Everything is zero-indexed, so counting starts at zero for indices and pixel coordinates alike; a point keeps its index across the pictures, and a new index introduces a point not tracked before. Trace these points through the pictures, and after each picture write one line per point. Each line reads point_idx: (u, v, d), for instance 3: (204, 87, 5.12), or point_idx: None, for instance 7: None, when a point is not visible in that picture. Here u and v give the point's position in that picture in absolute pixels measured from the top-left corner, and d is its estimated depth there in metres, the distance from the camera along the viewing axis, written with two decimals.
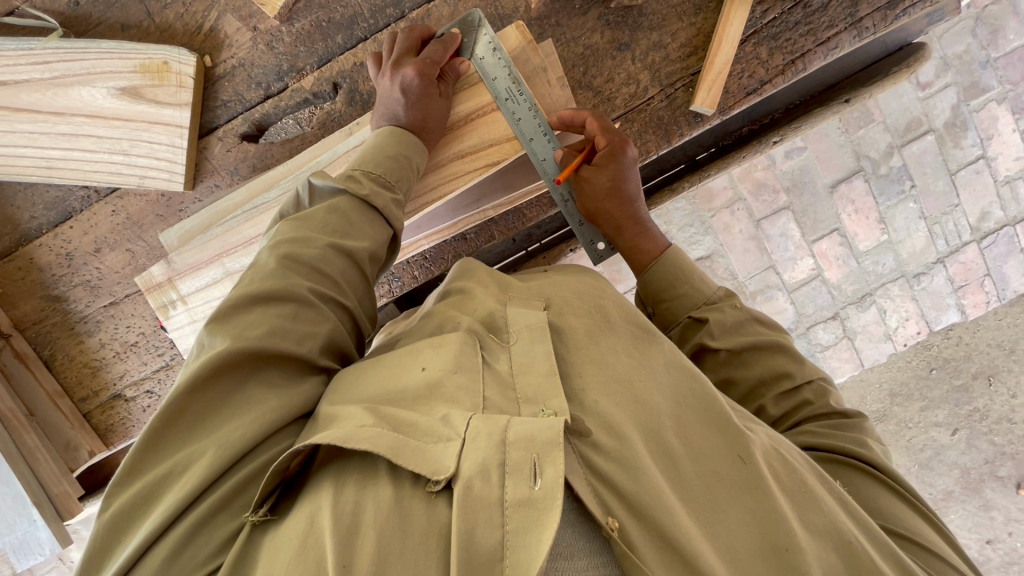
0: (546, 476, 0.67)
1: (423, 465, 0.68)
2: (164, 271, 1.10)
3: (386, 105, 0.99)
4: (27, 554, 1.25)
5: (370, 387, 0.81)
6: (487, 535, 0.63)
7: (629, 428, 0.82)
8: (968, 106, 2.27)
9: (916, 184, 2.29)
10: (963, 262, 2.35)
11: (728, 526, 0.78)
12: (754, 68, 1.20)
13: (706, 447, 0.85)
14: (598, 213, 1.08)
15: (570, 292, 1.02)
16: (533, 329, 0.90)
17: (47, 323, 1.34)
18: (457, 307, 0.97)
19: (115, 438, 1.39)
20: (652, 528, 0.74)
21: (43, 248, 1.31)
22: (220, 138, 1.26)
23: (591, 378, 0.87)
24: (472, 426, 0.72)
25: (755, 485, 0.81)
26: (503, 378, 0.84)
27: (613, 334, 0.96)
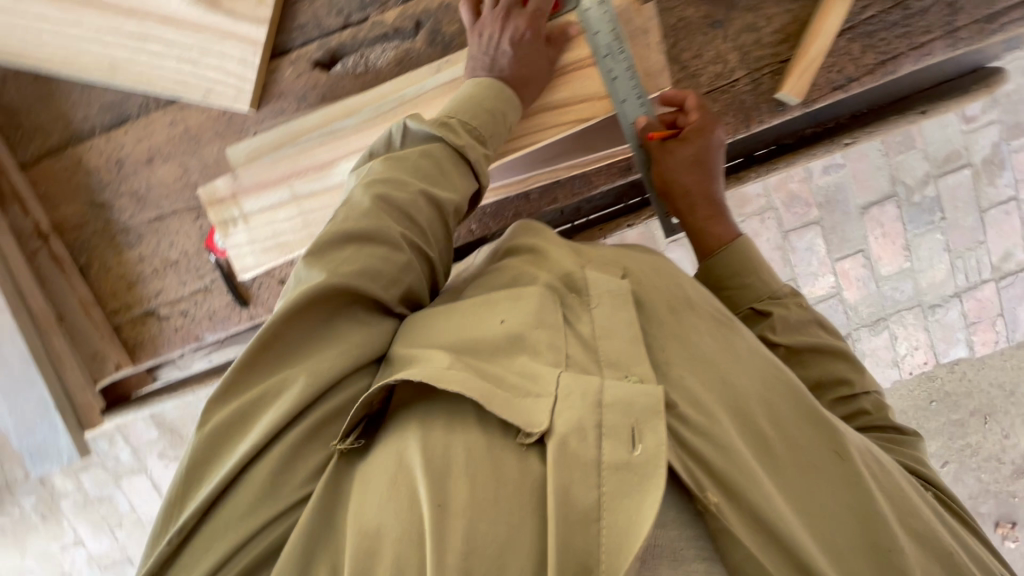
0: (646, 443, 0.64)
1: (517, 416, 0.66)
2: (229, 186, 1.12)
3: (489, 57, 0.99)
4: (43, 459, 1.27)
5: (448, 334, 0.76)
6: (584, 494, 0.62)
7: (723, 416, 0.75)
8: (1008, 146, 2.23)
9: (946, 217, 2.28)
10: (978, 298, 2.36)
11: (825, 521, 0.75)
12: (844, 64, 1.19)
13: (802, 440, 0.79)
14: (676, 184, 1.06)
15: (650, 266, 0.93)
16: (615, 296, 0.81)
17: (86, 229, 1.29)
18: (534, 262, 0.89)
19: (143, 354, 1.32)
20: (756, 520, 0.70)
21: (93, 150, 1.27)
22: (292, 62, 1.23)
23: (677, 356, 0.80)
24: (562, 382, 0.69)
25: (853, 482, 0.76)
26: (584, 338, 0.77)
27: (699, 313, 0.87)
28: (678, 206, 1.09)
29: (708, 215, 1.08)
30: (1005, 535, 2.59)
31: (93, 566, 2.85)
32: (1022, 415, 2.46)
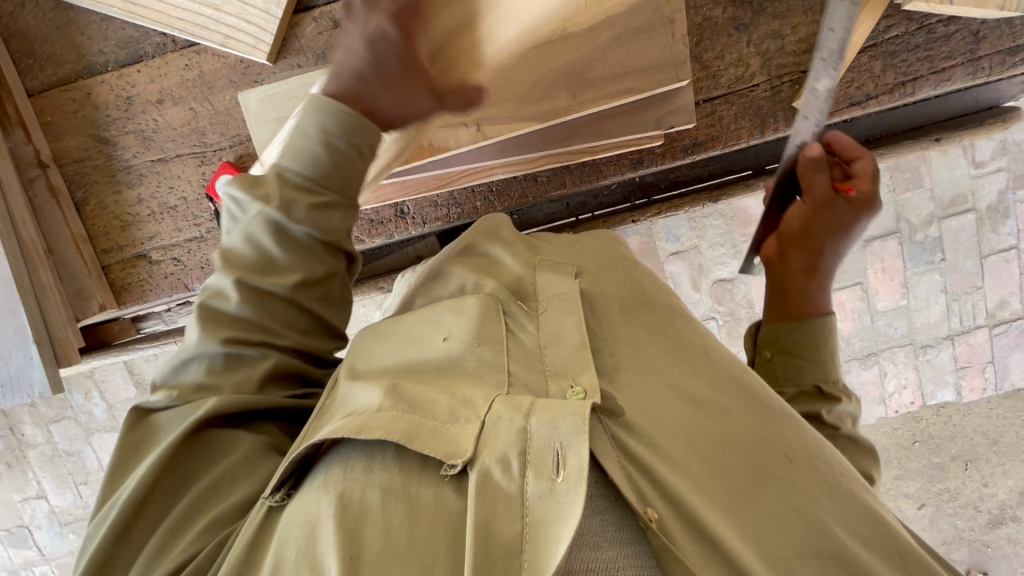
0: (568, 467, 0.61)
1: (441, 448, 0.65)
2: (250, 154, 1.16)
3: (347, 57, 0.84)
4: (13, 391, 1.21)
5: (389, 357, 0.79)
6: (507, 527, 0.60)
7: (660, 412, 0.76)
8: (1015, 195, 2.13)
9: (946, 259, 2.17)
10: (969, 343, 2.25)
11: (768, 521, 0.71)
12: (863, 80, 1.19)
13: (749, 437, 0.77)
14: (807, 237, 1.01)
15: (606, 264, 0.96)
16: (564, 298, 0.84)
17: (88, 164, 1.28)
18: (484, 272, 0.90)
19: (129, 298, 1.31)
20: (687, 517, 0.67)
21: (104, 85, 1.25)
22: (315, 19, 1.22)
23: (624, 357, 0.82)
24: (493, 410, 0.67)
25: (796, 484, 0.74)
26: (529, 350, 0.78)
27: (647, 312, 0.89)
28: (794, 257, 1.05)
29: (815, 282, 1.08)
30: None
31: (52, 522, 2.78)
32: (1003, 464, 2.43)
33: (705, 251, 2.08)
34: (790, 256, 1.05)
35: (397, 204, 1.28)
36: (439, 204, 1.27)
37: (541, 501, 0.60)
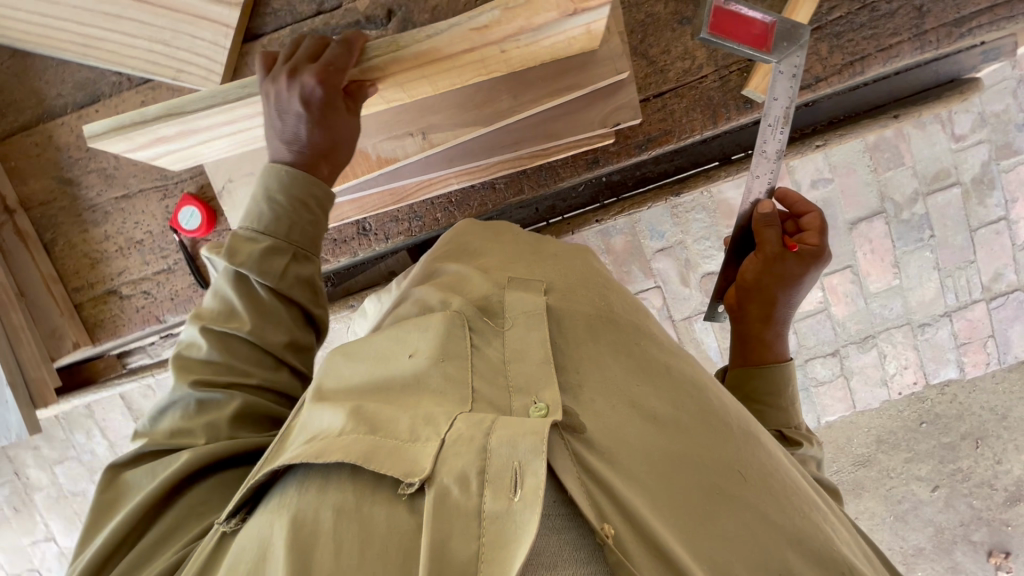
0: (526, 486, 0.57)
1: (398, 466, 0.61)
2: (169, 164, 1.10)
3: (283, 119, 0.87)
4: None
5: (356, 379, 0.74)
6: (462, 545, 0.55)
7: (620, 429, 0.70)
8: (998, 165, 2.06)
9: (936, 235, 2.12)
10: (968, 318, 2.20)
11: (724, 539, 0.65)
12: (811, 63, 1.19)
13: (706, 455, 0.71)
14: (763, 291, 1.06)
15: (570, 278, 0.90)
16: (529, 315, 0.79)
17: (54, 205, 1.30)
18: (451, 291, 0.85)
19: (103, 335, 1.33)
20: (648, 538, 0.61)
21: (64, 127, 1.28)
22: (265, 46, 1.24)
23: (589, 375, 0.75)
24: (454, 428, 0.63)
25: (753, 500, 0.69)
26: (493, 363, 0.73)
27: (613, 330, 0.83)
28: (749, 309, 1.09)
29: (774, 335, 1.10)
30: (999, 566, 2.46)
31: (65, 564, 2.79)
32: (1015, 439, 2.35)
33: (690, 245, 2.06)
34: (748, 308, 1.09)
35: (358, 221, 1.30)
36: (402, 217, 1.29)
37: (497, 522, 0.56)
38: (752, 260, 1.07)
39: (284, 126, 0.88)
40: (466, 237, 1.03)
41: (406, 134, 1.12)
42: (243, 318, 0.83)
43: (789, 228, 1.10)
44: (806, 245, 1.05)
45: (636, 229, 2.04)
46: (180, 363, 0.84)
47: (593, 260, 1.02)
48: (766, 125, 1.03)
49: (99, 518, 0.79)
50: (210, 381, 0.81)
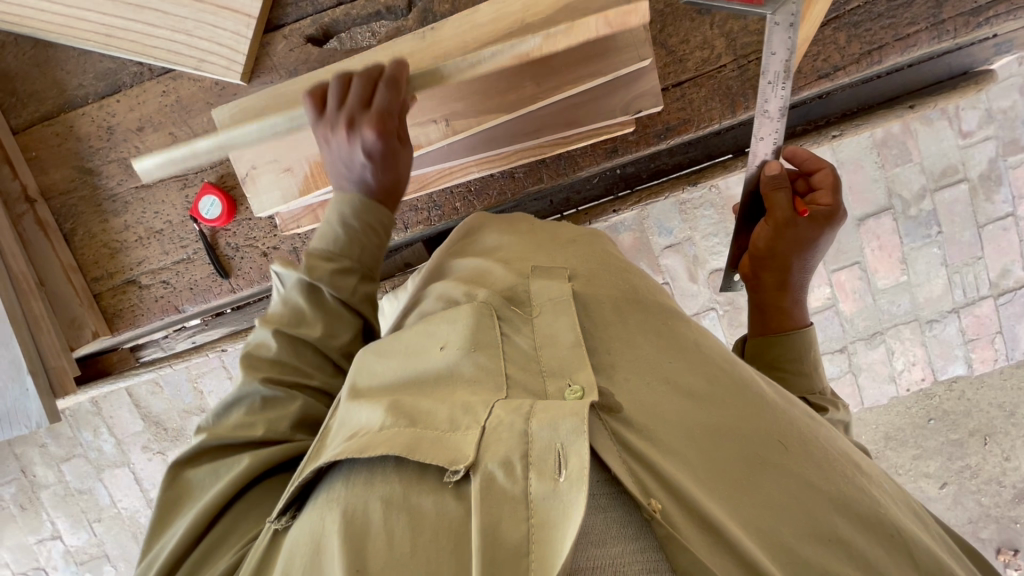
0: (571, 467, 0.57)
1: (441, 455, 0.61)
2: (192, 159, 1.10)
3: (349, 162, 0.96)
4: (10, 424, 1.22)
5: (390, 373, 0.75)
6: (513, 529, 0.55)
7: (657, 407, 0.70)
8: (1005, 162, 2.07)
9: (943, 231, 2.13)
10: (975, 314, 2.20)
11: (771, 509, 0.65)
12: (830, 53, 1.20)
13: (744, 427, 0.71)
14: (778, 256, 1.06)
15: (592, 263, 0.90)
16: (556, 303, 0.78)
17: (74, 195, 1.30)
18: (474, 283, 0.85)
19: (120, 325, 1.33)
20: (697, 513, 0.60)
21: (86, 117, 1.28)
22: (286, 36, 1.25)
23: (619, 355, 0.75)
24: (494, 414, 0.63)
25: (796, 469, 0.69)
26: (523, 351, 0.73)
27: (640, 309, 0.83)
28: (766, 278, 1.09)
29: (790, 303, 1.11)
30: (1007, 564, 2.45)
31: (68, 563, 2.77)
32: None
33: (699, 241, 2.07)
34: (764, 276, 1.09)
35: None
36: (421, 207, 1.29)
37: (544, 503, 0.56)
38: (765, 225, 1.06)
39: (351, 170, 0.97)
40: (489, 224, 1.04)
41: (429, 121, 1.13)
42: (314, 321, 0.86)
43: (800, 186, 1.08)
44: (821, 206, 1.04)
45: (645, 224, 2.06)
46: (247, 362, 0.85)
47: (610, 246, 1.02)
48: (768, 79, 1.01)
49: (162, 516, 0.80)
50: (276, 380, 0.83)
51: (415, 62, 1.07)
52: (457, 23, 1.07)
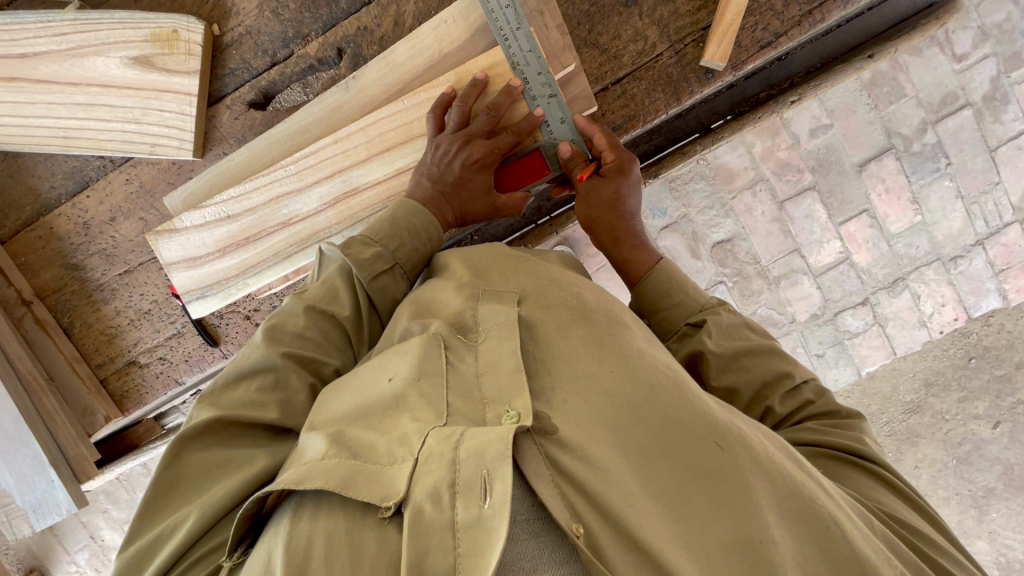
0: (496, 492, 0.54)
1: (373, 491, 0.58)
2: (178, 255, 1.12)
3: (425, 166, 0.98)
4: (45, 514, 1.30)
5: (342, 407, 0.72)
6: (438, 561, 0.53)
7: (595, 425, 0.66)
8: (1009, 78, 1.81)
9: (953, 161, 1.87)
10: (1002, 243, 1.92)
11: (701, 523, 0.62)
12: (768, 20, 1.15)
13: (679, 438, 0.66)
14: (596, 219, 0.99)
15: (546, 279, 0.82)
16: (504, 326, 0.74)
17: (66, 291, 1.38)
18: (428, 312, 0.80)
19: (130, 404, 1.41)
20: (620, 530, 0.60)
21: (62, 217, 1.35)
22: (229, 106, 1.28)
23: (561, 375, 0.71)
24: (426, 444, 0.60)
25: (742, 481, 0.64)
26: (467, 377, 0.70)
27: (587, 321, 0.77)
28: (602, 242, 1.00)
29: (626, 251, 0.99)
30: None
31: None
32: None
33: (695, 217, 1.93)
34: (598, 241, 1.01)
35: None
36: None
37: (470, 531, 0.53)
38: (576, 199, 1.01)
39: (432, 174, 0.97)
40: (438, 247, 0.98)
41: (363, 162, 1.05)
42: (344, 306, 0.89)
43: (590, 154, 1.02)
44: (605, 162, 0.99)
45: None
46: (210, 396, 0.82)
47: (561, 260, 0.93)
48: None
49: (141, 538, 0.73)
50: (238, 418, 0.79)
51: (344, 117, 1.07)
52: (376, 65, 1.06)
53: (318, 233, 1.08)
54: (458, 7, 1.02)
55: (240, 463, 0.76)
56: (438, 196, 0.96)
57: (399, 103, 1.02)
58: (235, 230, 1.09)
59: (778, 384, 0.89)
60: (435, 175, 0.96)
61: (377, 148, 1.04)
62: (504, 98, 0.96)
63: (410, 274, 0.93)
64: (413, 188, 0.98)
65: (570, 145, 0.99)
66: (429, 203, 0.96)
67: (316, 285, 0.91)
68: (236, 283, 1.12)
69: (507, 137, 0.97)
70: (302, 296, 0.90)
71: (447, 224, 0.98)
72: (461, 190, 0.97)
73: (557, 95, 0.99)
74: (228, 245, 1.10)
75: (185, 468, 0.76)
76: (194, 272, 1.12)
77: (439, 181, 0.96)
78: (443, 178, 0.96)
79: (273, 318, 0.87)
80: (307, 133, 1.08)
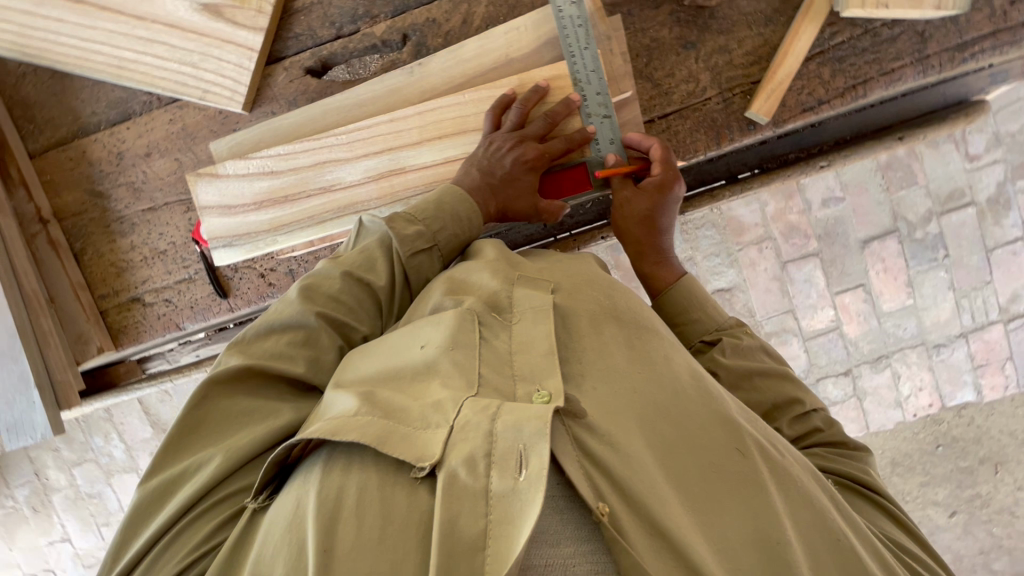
0: (531, 467, 0.59)
1: (409, 450, 0.62)
2: (215, 201, 1.13)
3: (477, 157, 1.01)
4: (18, 436, 1.28)
5: (370, 368, 0.75)
6: (470, 523, 0.57)
7: (623, 416, 0.68)
8: (1014, 186, 1.93)
9: (950, 254, 1.95)
10: (983, 339, 2.00)
11: (721, 517, 0.65)
12: (814, 87, 1.21)
13: (704, 439, 0.69)
14: (628, 229, 1.01)
15: (581, 278, 0.84)
16: (538, 311, 0.76)
17: (85, 216, 1.37)
18: (461, 291, 0.82)
19: (126, 340, 1.39)
20: (644, 515, 0.62)
21: (97, 143, 1.35)
22: (286, 68, 1.30)
23: (591, 367, 0.72)
24: (461, 414, 0.64)
25: (753, 484, 0.68)
26: (500, 353, 0.73)
27: (617, 321, 0.78)
28: (628, 253, 1.03)
29: (651, 265, 1.02)
30: None
31: (77, 564, 2.79)
32: None
33: (701, 261, 1.99)
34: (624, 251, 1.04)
35: None
36: None
37: (503, 499, 0.58)
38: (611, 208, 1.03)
39: (482, 166, 1.00)
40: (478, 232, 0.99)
41: (414, 143, 1.07)
42: (381, 274, 0.90)
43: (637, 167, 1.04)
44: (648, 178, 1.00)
45: None
46: (239, 345, 0.82)
47: (595, 263, 0.93)
48: None
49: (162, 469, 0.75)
50: (266, 369, 0.79)
51: (402, 99, 1.10)
52: (445, 56, 1.10)
53: (356, 204, 1.10)
54: (533, 19, 1.06)
55: (267, 413, 0.77)
56: (486, 188, 0.99)
57: (462, 94, 1.06)
58: (274, 186, 1.11)
59: (787, 408, 0.92)
60: (486, 167, 0.99)
61: (431, 132, 1.07)
62: (561, 108, 1.01)
63: (446, 256, 0.95)
64: (461, 177, 1.00)
65: (614, 155, 1.03)
66: (476, 193, 0.98)
67: (352, 252, 0.92)
68: (266, 238, 1.13)
69: (559, 142, 1.01)
70: (339, 260, 0.90)
71: (489, 216, 1.00)
72: (510, 185, 1.00)
73: (610, 117, 1.04)
74: (266, 199, 1.12)
75: (207, 410, 0.77)
76: (227, 219, 1.13)
77: (489, 173, 0.99)
78: (493, 171, 0.99)
79: (308, 279, 0.88)
80: (364, 107, 1.11)
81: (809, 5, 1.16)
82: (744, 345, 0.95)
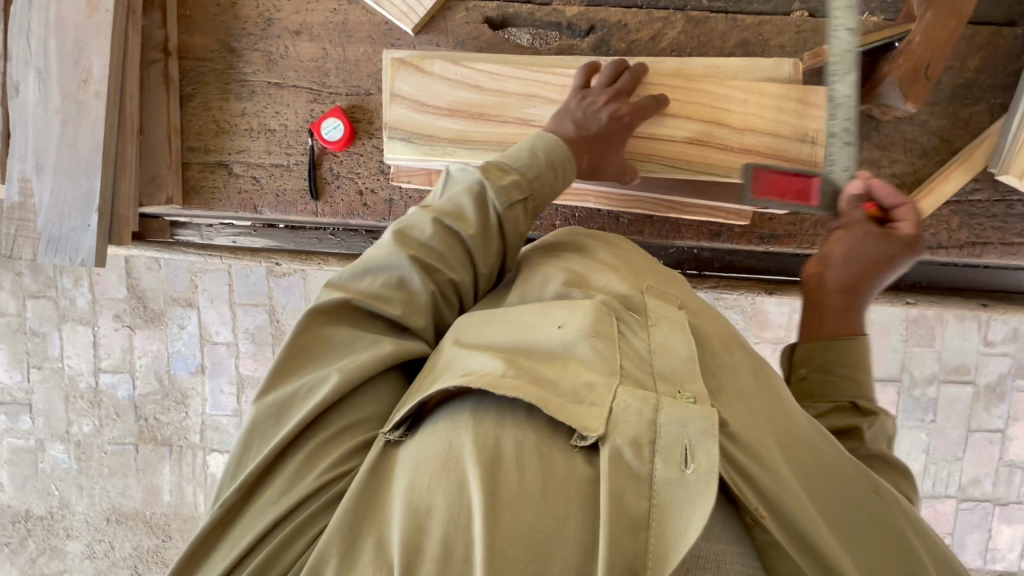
0: (699, 461, 0.60)
1: (570, 419, 0.62)
2: (407, 91, 1.11)
3: (571, 110, 1.03)
4: (56, 251, 1.20)
5: (496, 339, 0.75)
6: (636, 502, 0.59)
7: (765, 439, 0.71)
8: (1013, 381, 1.97)
9: (936, 420, 2.02)
10: (933, 507, 2.05)
11: (857, 540, 0.71)
12: (940, 229, 1.27)
13: (838, 471, 0.74)
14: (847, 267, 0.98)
15: (700, 304, 0.87)
16: (671, 321, 0.76)
17: (208, 64, 1.30)
18: (585, 285, 0.82)
19: (197, 201, 1.32)
20: (794, 531, 0.66)
21: (252, 1, 1.29)
22: (467, 9, 1.28)
23: (727, 385, 0.75)
24: (617, 398, 0.64)
25: (886, 522, 0.73)
26: (639, 353, 0.72)
27: (741, 348, 0.82)
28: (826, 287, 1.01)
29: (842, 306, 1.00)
30: None
31: None
32: None
33: None
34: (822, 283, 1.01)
35: None
36: None
37: (670, 488, 0.59)
38: (838, 238, 0.98)
39: (576, 116, 1.03)
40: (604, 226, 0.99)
41: None
42: (471, 222, 0.86)
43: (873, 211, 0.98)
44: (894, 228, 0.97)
45: None
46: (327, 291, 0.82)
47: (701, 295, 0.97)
48: None
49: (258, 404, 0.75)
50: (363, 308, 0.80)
51: None
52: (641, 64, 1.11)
53: None
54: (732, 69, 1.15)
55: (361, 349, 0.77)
56: (578, 137, 1.01)
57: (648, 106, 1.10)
58: (458, 100, 1.11)
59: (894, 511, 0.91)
60: (580, 120, 1.02)
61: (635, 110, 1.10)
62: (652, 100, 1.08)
63: (536, 208, 0.94)
64: (557, 124, 1.02)
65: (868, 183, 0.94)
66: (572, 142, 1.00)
67: (444, 201, 0.88)
68: (439, 146, 1.11)
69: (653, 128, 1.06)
70: (429, 207, 0.87)
71: (582, 170, 1.03)
72: (601, 142, 1.03)
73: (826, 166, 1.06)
74: (456, 108, 1.11)
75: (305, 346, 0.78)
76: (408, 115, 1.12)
77: (582, 126, 1.02)
78: (586, 125, 1.02)
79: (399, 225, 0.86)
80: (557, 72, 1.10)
81: (969, 154, 1.20)
82: (885, 428, 0.95)
